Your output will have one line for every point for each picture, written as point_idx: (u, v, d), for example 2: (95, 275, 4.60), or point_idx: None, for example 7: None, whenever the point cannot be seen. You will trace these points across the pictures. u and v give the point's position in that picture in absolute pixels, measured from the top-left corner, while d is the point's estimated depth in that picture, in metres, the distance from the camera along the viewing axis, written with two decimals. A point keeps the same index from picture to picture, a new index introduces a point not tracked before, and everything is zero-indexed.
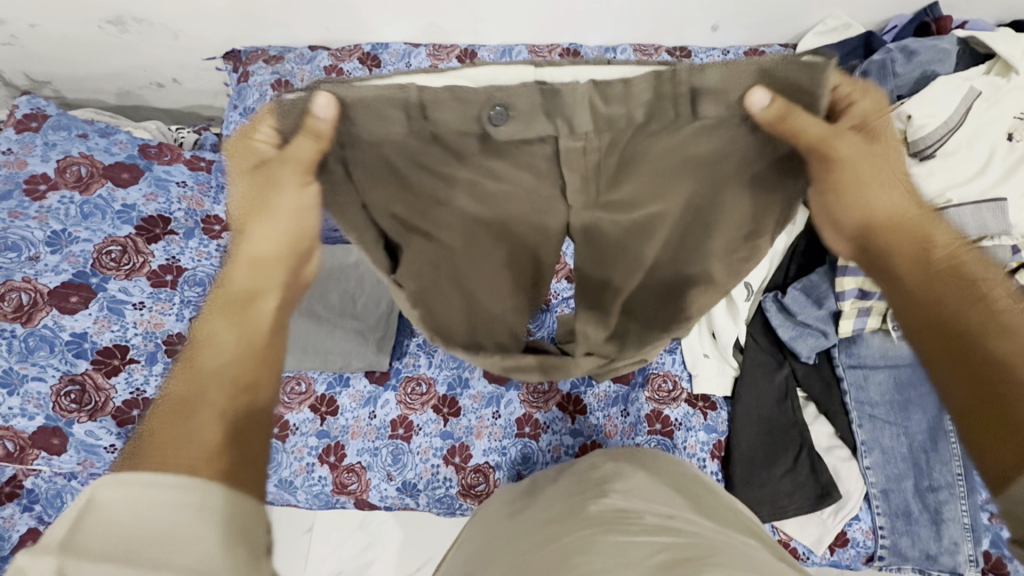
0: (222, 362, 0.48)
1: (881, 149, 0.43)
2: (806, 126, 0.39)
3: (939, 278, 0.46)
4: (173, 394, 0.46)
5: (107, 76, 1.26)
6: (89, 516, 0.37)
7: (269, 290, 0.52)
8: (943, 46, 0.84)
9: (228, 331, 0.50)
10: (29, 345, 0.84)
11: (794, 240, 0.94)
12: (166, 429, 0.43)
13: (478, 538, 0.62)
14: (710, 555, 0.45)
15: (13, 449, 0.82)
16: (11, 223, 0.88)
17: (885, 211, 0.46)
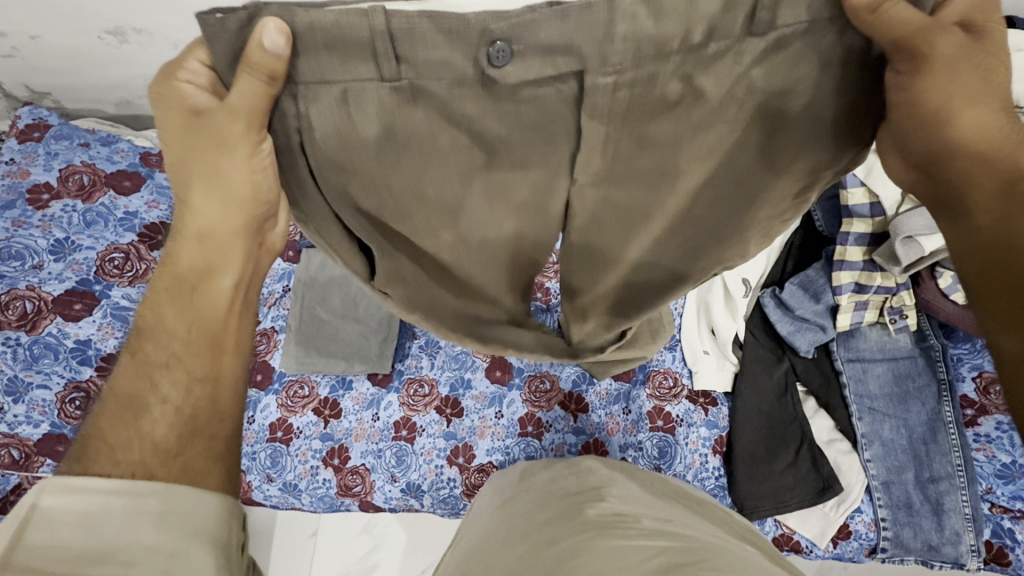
0: (167, 353, 0.47)
1: (989, 57, 0.38)
2: (900, 18, 0.35)
3: (1021, 213, 0.40)
4: (122, 387, 0.45)
5: (107, 86, 1.27)
6: (37, 528, 0.35)
7: (212, 266, 0.49)
8: None
9: (171, 316, 0.47)
10: (34, 353, 0.85)
11: (789, 237, 0.97)
12: (118, 430, 0.43)
13: (472, 541, 0.61)
14: (703, 560, 0.44)
15: (18, 457, 0.82)
16: (15, 232, 0.89)
17: (979, 135, 0.40)
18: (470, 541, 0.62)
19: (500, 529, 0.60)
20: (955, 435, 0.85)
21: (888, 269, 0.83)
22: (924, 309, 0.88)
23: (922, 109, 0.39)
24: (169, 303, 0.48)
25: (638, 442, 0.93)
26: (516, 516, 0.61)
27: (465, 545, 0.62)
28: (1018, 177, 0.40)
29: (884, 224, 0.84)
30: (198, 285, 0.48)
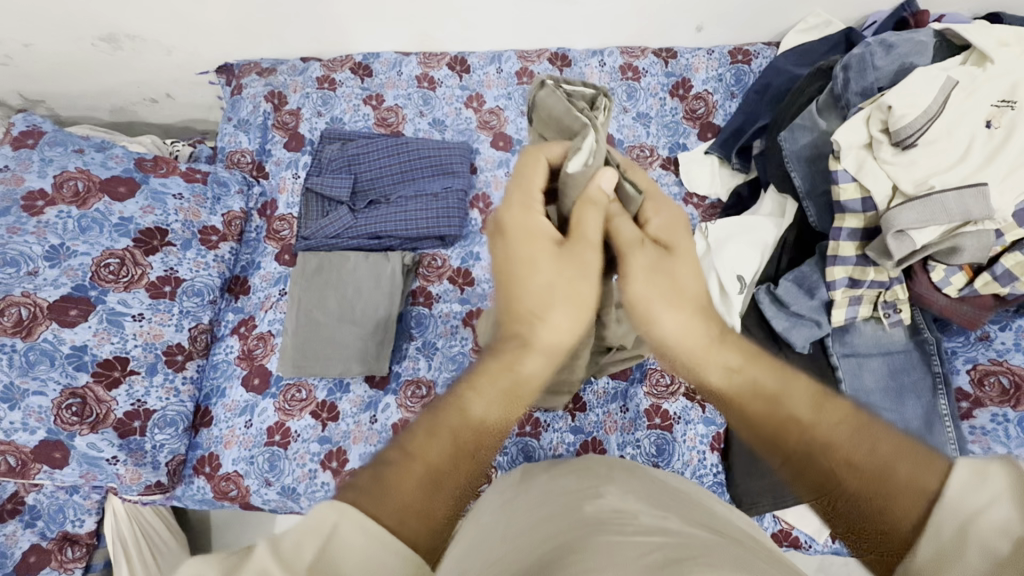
0: (472, 428, 0.48)
1: (677, 259, 0.56)
2: (621, 229, 0.56)
3: (746, 397, 0.51)
4: (417, 450, 0.45)
5: (101, 93, 1.28)
6: (332, 551, 0.34)
7: (529, 371, 0.52)
8: (917, 40, 0.90)
9: (495, 402, 0.50)
10: (30, 359, 0.84)
11: (782, 233, 0.98)
12: (401, 476, 0.42)
13: (469, 540, 0.61)
14: (698, 555, 0.43)
15: (15, 463, 0.84)
16: (10, 238, 0.88)
17: (678, 329, 0.54)
18: (468, 537, 0.62)
19: (498, 528, 0.59)
20: (951, 428, 0.84)
21: (882, 264, 0.82)
22: (917, 303, 0.88)
23: (633, 301, 0.55)
24: (490, 387, 0.50)
25: (636, 440, 0.93)
26: (514, 514, 0.61)
27: (462, 542, 0.62)
28: (728, 366, 0.52)
29: (876, 219, 0.84)
30: (509, 388, 0.51)
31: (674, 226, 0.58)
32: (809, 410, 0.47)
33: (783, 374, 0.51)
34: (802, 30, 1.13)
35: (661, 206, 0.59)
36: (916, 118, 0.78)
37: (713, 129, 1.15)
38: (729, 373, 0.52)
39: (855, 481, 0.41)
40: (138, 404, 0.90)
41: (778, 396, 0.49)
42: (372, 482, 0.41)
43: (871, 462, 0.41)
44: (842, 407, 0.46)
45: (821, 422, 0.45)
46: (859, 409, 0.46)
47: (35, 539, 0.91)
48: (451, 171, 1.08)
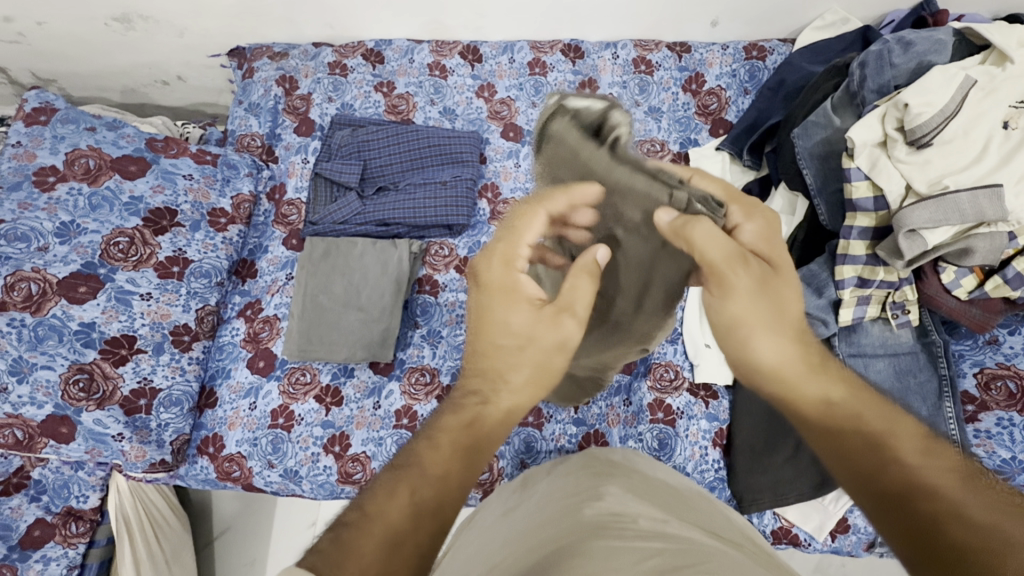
0: (433, 484, 0.45)
1: (779, 280, 0.52)
2: (706, 245, 0.50)
3: (841, 425, 0.48)
4: (375, 507, 0.43)
5: (113, 74, 1.28)
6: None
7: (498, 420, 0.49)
8: (936, 38, 0.89)
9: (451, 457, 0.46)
10: (39, 334, 0.85)
11: (793, 230, 0.98)
12: (360, 543, 0.41)
13: (474, 543, 0.62)
14: (697, 561, 0.43)
15: (22, 436, 0.84)
16: (21, 214, 0.89)
17: (779, 357, 0.51)
18: (471, 544, 0.62)
19: (500, 533, 0.59)
20: (956, 432, 0.84)
21: (892, 264, 0.82)
22: (926, 304, 0.87)
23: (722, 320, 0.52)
24: (449, 445, 0.47)
25: (638, 433, 0.93)
26: (516, 518, 0.61)
27: (465, 550, 0.62)
28: (825, 397, 0.50)
29: (887, 218, 0.84)
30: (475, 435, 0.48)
31: (768, 235, 0.54)
32: (912, 451, 0.46)
33: (885, 409, 0.49)
34: (818, 27, 1.12)
35: (752, 210, 0.55)
36: (933, 117, 0.77)
37: (724, 125, 1.14)
38: (826, 403, 0.49)
39: (965, 535, 0.40)
40: (144, 382, 0.90)
41: (881, 431, 0.47)
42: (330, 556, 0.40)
43: (979, 520, 0.41)
44: (950, 455, 0.46)
45: (922, 471, 0.44)
46: (963, 461, 0.46)
47: (39, 513, 0.91)
48: (461, 161, 1.08)
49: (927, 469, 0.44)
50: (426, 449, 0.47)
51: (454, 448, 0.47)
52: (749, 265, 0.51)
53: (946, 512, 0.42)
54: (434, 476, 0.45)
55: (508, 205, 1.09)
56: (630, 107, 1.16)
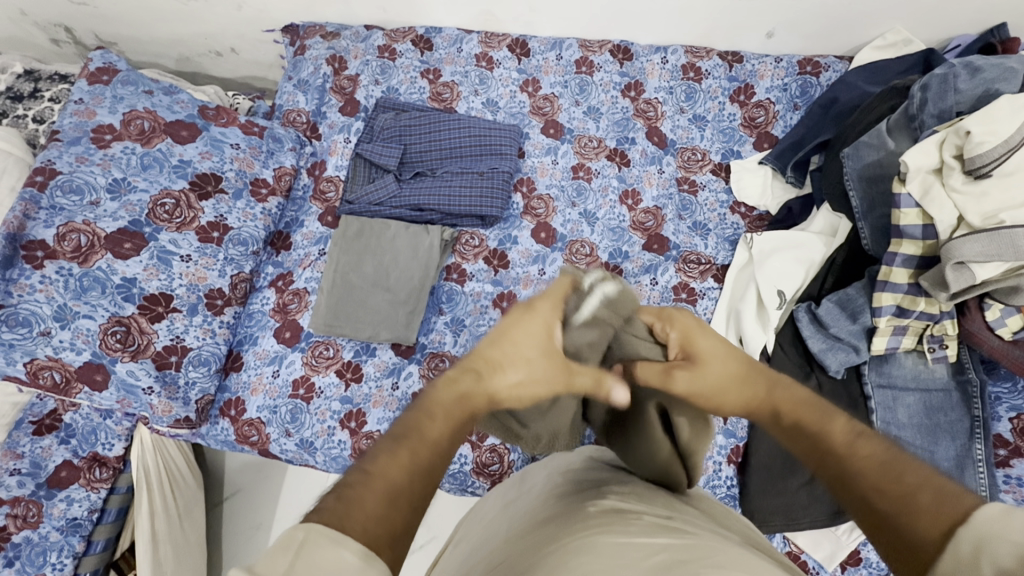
0: (430, 448, 0.46)
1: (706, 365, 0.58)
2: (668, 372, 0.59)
3: (791, 435, 0.52)
4: (385, 464, 0.44)
5: (170, 41, 1.32)
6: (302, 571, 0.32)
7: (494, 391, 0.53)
8: (1006, 67, 0.86)
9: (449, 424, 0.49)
10: (84, 284, 0.88)
11: (831, 252, 0.96)
12: (362, 501, 0.40)
13: (474, 541, 0.61)
14: (704, 558, 0.44)
15: (59, 380, 0.87)
16: (77, 167, 0.92)
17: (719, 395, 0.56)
18: (471, 541, 0.62)
19: (503, 527, 0.59)
20: (984, 475, 0.81)
21: (934, 295, 0.79)
22: (966, 341, 0.84)
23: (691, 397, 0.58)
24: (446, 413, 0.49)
25: None
26: (517, 514, 0.61)
27: (470, 543, 0.62)
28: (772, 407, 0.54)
29: (935, 247, 0.81)
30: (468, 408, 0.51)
31: (692, 333, 0.60)
32: (843, 441, 0.48)
33: (821, 411, 0.52)
34: (879, 46, 1.09)
35: (673, 317, 0.62)
36: (995, 147, 0.74)
37: (770, 139, 1.12)
38: (773, 414, 0.54)
39: (884, 503, 0.43)
40: (177, 340, 0.93)
41: (818, 428, 0.50)
42: (337, 501, 0.40)
43: (907, 483, 0.42)
44: (879, 442, 0.47)
45: (857, 449, 0.47)
46: (893, 446, 0.47)
47: (67, 455, 0.95)
48: (499, 154, 1.08)
49: (864, 453, 0.47)
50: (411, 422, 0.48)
51: (457, 425, 0.49)
52: (674, 377, 0.57)
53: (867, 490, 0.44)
54: (428, 449, 0.46)
55: (542, 201, 1.09)
56: (674, 113, 1.15)
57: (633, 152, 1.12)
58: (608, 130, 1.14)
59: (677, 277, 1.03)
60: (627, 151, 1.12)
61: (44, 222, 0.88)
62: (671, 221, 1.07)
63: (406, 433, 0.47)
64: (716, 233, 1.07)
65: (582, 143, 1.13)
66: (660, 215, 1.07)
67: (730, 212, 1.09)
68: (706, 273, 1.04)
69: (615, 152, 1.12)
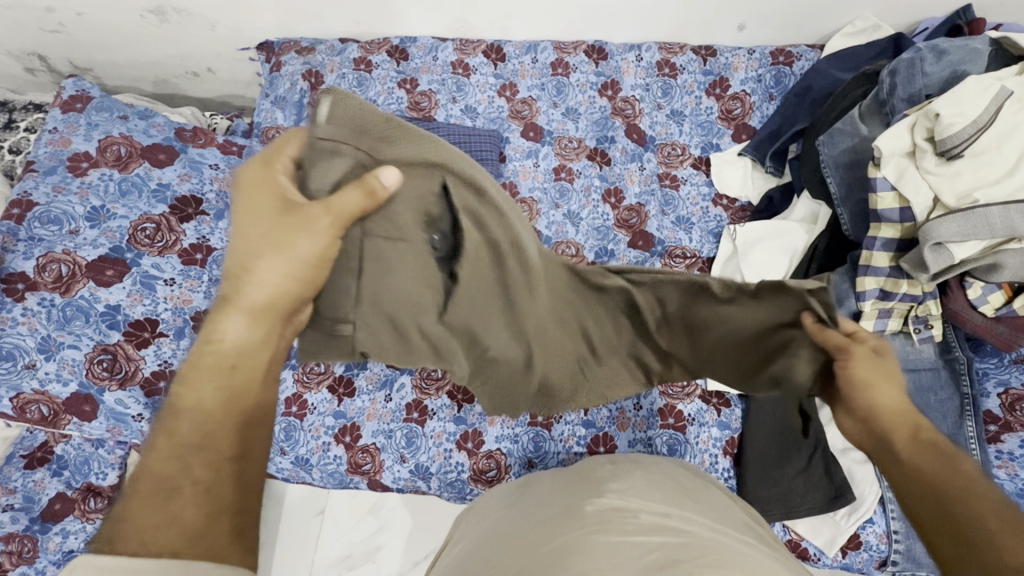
0: (218, 419, 0.47)
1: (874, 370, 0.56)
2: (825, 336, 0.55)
3: (929, 452, 0.53)
4: (187, 403, 0.47)
5: (146, 65, 1.30)
6: None
7: (255, 301, 0.52)
8: (971, 48, 0.87)
9: (208, 386, 0.48)
10: (67, 314, 0.87)
11: (814, 239, 0.97)
12: (135, 528, 0.39)
13: (473, 540, 0.62)
14: (699, 557, 0.43)
15: (47, 413, 0.85)
16: (55, 197, 0.92)
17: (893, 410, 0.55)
18: (472, 540, 0.62)
19: (500, 527, 0.59)
20: (976, 451, 0.81)
21: (916, 277, 0.80)
22: (950, 320, 0.85)
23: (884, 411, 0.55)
24: (202, 379, 0.48)
25: (647, 438, 0.93)
26: (517, 513, 0.61)
27: (466, 544, 0.62)
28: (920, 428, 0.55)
29: (913, 230, 0.82)
30: (225, 360, 0.50)
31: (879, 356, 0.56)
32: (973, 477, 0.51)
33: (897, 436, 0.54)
34: (849, 33, 1.10)
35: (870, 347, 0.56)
36: (964, 128, 0.75)
37: (748, 131, 1.13)
38: (919, 429, 0.55)
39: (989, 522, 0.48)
40: (165, 365, 0.91)
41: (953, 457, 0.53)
42: (108, 531, 0.40)
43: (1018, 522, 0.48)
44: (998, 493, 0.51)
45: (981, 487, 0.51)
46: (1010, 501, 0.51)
47: (61, 487, 0.92)
48: (480, 159, 1.07)
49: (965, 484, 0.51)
50: (200, 371, 0.49)
51: (221, 392, 0.48)
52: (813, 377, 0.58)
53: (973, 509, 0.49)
54: (227, 398, 0.48)
55: (525, 204, 1.09)
56: (652, 110, 1.15)
57: (614, 151, 1.12)
58: (587, 130, 1.14)
59: (663, 272, 1.03)
60: (608, 150, 1.12)
61: (23, 254, 0.88)
62: (655, 217, 1.08)
63: (207, 367, 0.49)
64: (699, 226, 1.08)
65: (562, 144, 1.13)
66: (643, 212, 1.08)
67: (713, 204, 1.09)
68: (692, 267, 1.04)
69: (596, 152, 1.12)
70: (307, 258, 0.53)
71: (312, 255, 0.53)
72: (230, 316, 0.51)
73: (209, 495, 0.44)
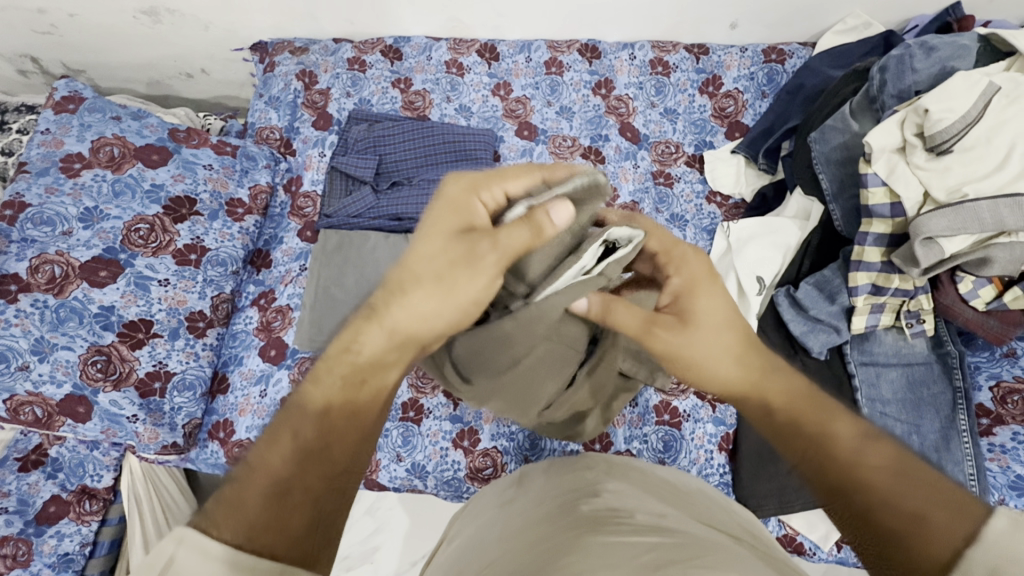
0: (352, 432, 0.46)
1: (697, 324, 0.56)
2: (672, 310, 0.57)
3: (792, 437, 0.51)
4: None
5: (139, 65, 1.30)
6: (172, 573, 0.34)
7: (389, 326, 0.49)
8: (960, 44, 0.88)
9: (335, 388, 0.47)
10: (60, 315, 0.87)
11: (807, 235, 0.98)
12: (241, 519, 0.39)
13: (467, 539, 0.62)
14: (695, 556, 0.43)
15: (41, 415, 0.85)
16: (47, 199, 0.92)
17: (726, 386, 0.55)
18: (467, 540, 0.62)
19: (495, 527, 0.59)
20: (969, 444, 0.81)
21: (907, 272, 0.80)
22: (941, 315, 0.86)
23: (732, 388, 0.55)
24: (330, 374, 0.48)
25: (643, 435, 0.93)
26: (512, 513, 0.61)
27: (460, 544, 0.62)
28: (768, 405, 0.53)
29: (904, 225, 0.83)
30: (352, 373, 0.48)
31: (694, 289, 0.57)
32: (850, 445, 0.48)
33: None
34: (840, 31, 1.11)
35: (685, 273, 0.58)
36: (953, 123, 0.76)
37: (741, 129, 1.13)
38: (766, 409, 0.53)
39: (865, 501, 0.45)
40: (159, 366, 0.92)
41: (819, 429, 0.50)
42: (218, 512, 0.39)
43: (905, 495, 0.43)
44: (889, 446, 0.47)
45: (865, 454, 0.47)
46: (903, 450, 0.47)
47: (55, 490, 0.91)
48: (475, 158, 1.07)
49: (842, 451, 0.48)
50: (332, 372, 0.48)
51: (352, 404, 0.47)
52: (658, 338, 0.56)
53: (850, 482, 0.46)
54: (345, 406, 0.46)
55: None
56: (646, 108, 1.16)
57: (608, 149, 1.13)
58: (581, 129, 1.14)
59: None
60: (602, 148, 1.13)
61: (16, 255, 0.88)
62: (649, 214, 1.08)
63: (346, 371, 0.48)
64: (693, 224, 1.08)
65: (556, 143, 1.13)
66: (638, 210, 1.08)
67: (707, 202, 1.10)
68: None
69: (590, 150, 1.13)
70: (458, 300, 0.50)
71: (470, 298, 0.50)
72: (374, 329, 0.49)
73: (321, 504, 0.43)
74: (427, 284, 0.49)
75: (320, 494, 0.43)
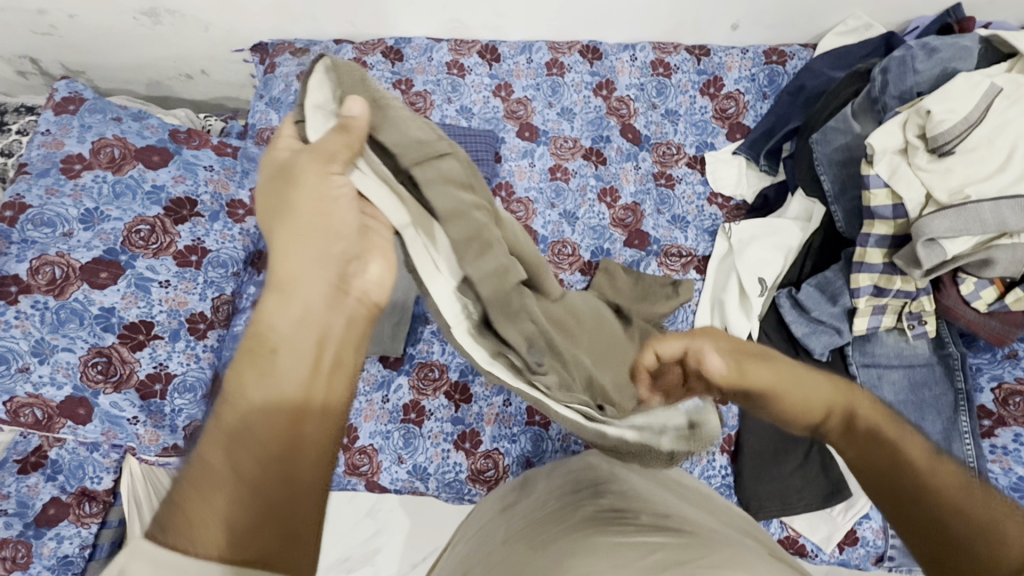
0: (276, 402, 0.43)
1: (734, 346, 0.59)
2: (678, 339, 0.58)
3: (861, 446, 0.52)
4: None
5: (138, 66, 1.30)
6: None
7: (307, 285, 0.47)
8: (961, 45, 0.88)
9: (262, 373, 0.44)
10: (60, 317, 0.87)
11: (809, 237, 0.99)
12: (190, 515, 0.37)
13: (471, 542, 0.62)
14: (701, 555, 0.43)
15: (41, 417, 0.84)
16: (47, 200, 0.92)
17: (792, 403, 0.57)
18: (470, 542, 0.62)
19: (499, 530, 0.59)
20: (971, 446, 0.81)
21: (910, 273, 0.80)
22: (943, 316, 0.86)
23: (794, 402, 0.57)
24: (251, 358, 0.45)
25: None
26: (516, 516, 0.61)
27: (465, 548, 0.62)
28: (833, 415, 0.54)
29: (906, 226, 0.83)
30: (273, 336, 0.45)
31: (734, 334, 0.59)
32: (925, 465, 0.48)
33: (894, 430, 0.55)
34: (841, 32, 1.11)
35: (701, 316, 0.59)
36: (956, 124, 0.76)
37: (742, 130, 1.13)
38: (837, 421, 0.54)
39: (945, 512, 0.45)
40: (160, 367, 0.92)
41: (893, 445, 0.50)
42: (166, 514, 0.38)
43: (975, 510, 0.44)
44: (956, 467, 0.49)
45: (938, 468, 0.48)
46: (969, 472, 0.48)
47: (55, 492, 0.91)
48: (476, 159, 1.06)
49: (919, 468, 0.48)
50: (251, 350, 0.45)
51: (277, 370, 0.44)
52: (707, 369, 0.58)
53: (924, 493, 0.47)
54: (268, 380, 0.44)
55: (522, 204, 1.09)
56: (647, 109, 1.16)
57: (609, 150, 1.13)
58: (582, 130, 1.14)
59: (660, 271, 1.03)
60: (603, 149, 1.13)
61: (16, 257, 0.88)
62: (650, 216, 1.08)
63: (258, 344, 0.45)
64: (695, 225, 1.08)
65: (557, 144, 1.13)
66: (639, 211, 1.08)
67: (708, 203, 1.10)
68: (688, 265, 1.04)
69: (591, 151, 1.12)
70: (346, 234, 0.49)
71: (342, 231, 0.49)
72: (270, 298, 0.46)
73: (258, 491, 0.39)
74: (273, 212, 0.49)
75: (254, 484, 0.39)
